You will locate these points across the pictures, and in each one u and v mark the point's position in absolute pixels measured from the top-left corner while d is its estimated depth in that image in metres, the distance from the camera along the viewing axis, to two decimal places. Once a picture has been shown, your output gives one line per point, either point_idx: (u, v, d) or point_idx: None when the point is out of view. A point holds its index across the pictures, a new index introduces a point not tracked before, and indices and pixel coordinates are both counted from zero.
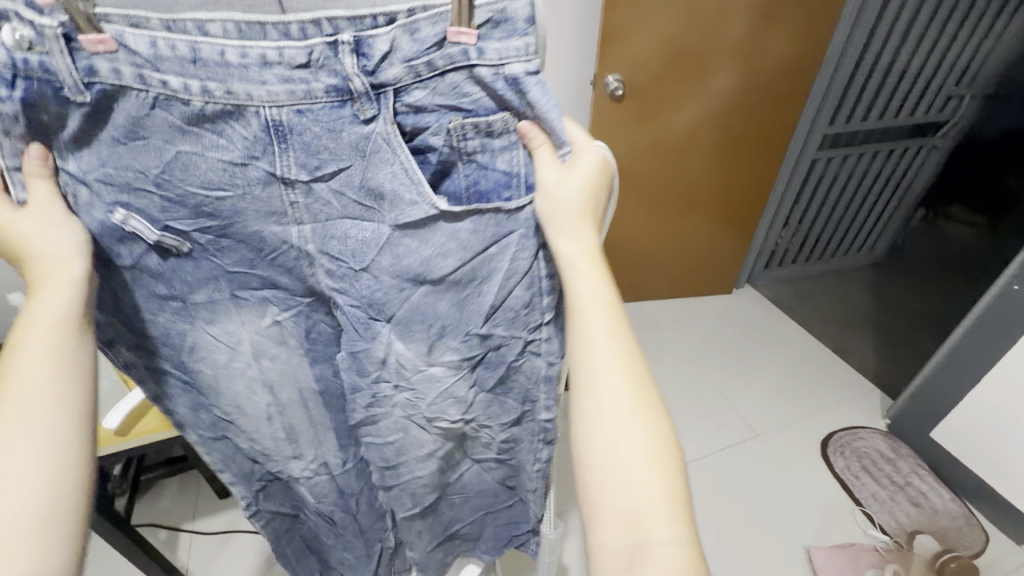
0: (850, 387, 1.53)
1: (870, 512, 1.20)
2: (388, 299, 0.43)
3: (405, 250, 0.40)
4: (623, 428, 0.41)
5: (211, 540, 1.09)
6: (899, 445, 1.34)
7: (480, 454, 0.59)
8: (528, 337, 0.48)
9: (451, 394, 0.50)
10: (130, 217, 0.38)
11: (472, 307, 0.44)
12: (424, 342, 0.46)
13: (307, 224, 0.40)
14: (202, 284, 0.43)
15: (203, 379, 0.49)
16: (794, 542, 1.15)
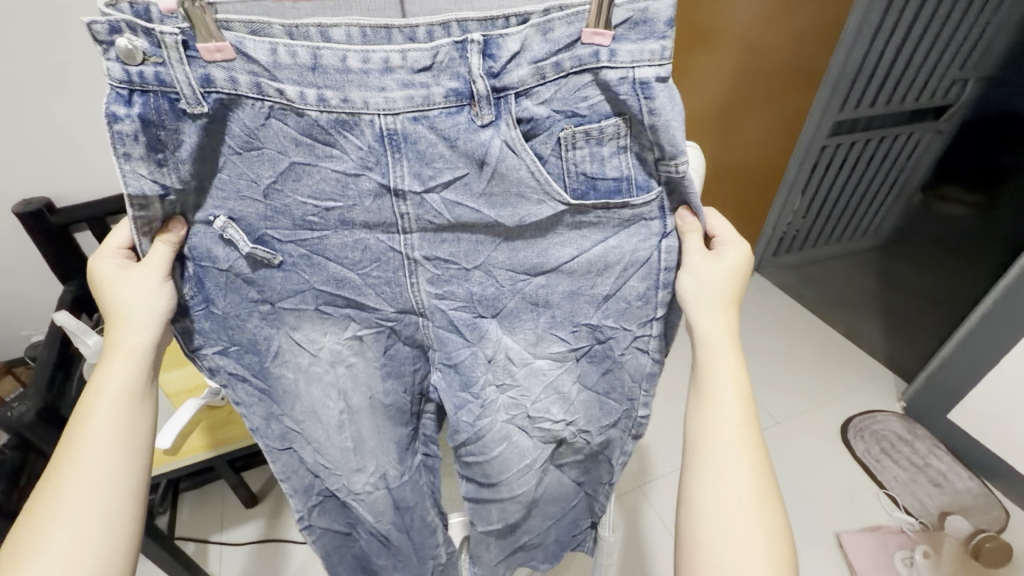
0: (864, 368, 1.56)
1: (893, 494, 1.22)
2: (498, 295, 0.44)
3: (523, 244, 0.41)
4: (734, 475, 0.43)
5: (242, 551, 1.07)
6: (914, 426, 1.36)
7: (549, 447, 0.56)
8: (637, 331, 0.46)
9: (555, 389, 0.49)
10: (229, 224, 0.38)
11: (583, 299, 0.44)
12: (532, 332, 0.46)
13: (415, 233, 0.40)
14: (288, 297, 0.43)
15: (282, 385, 0.47)
16: (823, 528, 1.16)
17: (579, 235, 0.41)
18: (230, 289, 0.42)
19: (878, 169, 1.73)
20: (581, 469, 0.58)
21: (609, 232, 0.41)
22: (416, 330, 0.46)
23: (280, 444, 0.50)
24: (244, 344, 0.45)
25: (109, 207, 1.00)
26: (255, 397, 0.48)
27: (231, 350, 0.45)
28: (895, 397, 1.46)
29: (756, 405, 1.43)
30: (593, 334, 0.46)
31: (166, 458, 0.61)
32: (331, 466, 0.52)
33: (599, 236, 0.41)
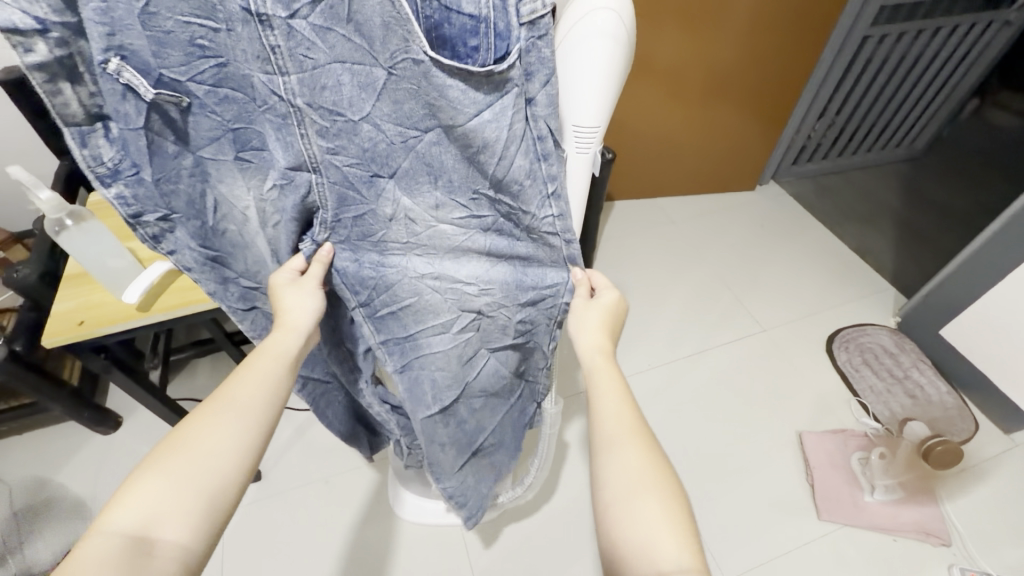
0: (866, 283, 1.51)
1: (865, 402, 1.24)
2: (392, 153, 0.39)
3: (407, 93, 0.36)
4: (625, 450, 0.44)
5: None
6: (904, 340, 1.35)
7: (497, 342, 0.58)
8: (535, 210, 0.43)
9: (463, 246, 0.48)
10: (125, 67, 0.32)
11: (476, 170, 0.40)
12: (432, 196, 0.43)
13: (292, 75, 0.34)
14: (207, 145, 0.39)
15: (229, 241, 0.46)
16: (788, 426, 1.21)
17: (450, 102, 0.35)
18: (154, 152, 0.37)
19: (923, 69, 1.59)
20: (519, 358, 0.61)
21: (491, 93, 0.34)
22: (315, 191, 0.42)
23: (243, 304, 0.52)
24: (185, 211, 0.42)
25: None
26: (199, 263, 0.46)
27: (173, 218, 0.41)
28: (889, 312, 1.43)
29: (741, 310, 1.43)
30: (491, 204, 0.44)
31: (135, 314, 0.65)
32: None
33: (478, 99, 0.34)
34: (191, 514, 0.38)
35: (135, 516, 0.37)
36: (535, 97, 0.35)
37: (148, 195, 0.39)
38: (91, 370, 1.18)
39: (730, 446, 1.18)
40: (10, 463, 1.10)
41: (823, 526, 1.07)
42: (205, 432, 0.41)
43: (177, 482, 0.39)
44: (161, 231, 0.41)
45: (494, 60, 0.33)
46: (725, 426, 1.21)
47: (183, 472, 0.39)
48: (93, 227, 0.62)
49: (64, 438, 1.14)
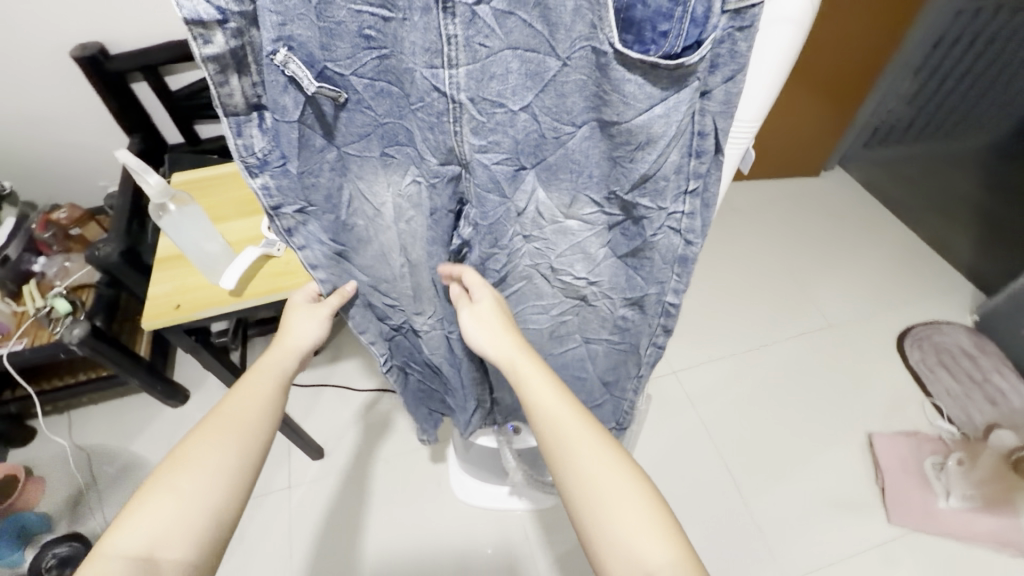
0: (942, 279, 1.43)
1: (939, 404, 1.19)
2: (541, 146, 0.35)
3: (574, 85, 0.32)
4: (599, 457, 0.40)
5: (304, 391, 1.23)
6: (984, 342, 1.28)
7: (593, 334, 0.53)
8: (669, 208, 0.37)
9: (581, 249, 0.43)
10: (292, 59, 0.31)
11: (621, 171, 0.35)
12: (568, 192, 0.38)
13: (462, 66, 0.30)
14: (353, 141, 0.38)
15: (356, 236, 0.45)
16: (856, 425, 1.17)
17: (622, 97, 0.30)
18: (302, 146, 0.36)
19: None
20: (613, 362, 0.56)
21: (666, 90, 0.30)
22: (457, 186, 0.38)
23: (353, 300, 0.50)
24: (321, 205, 0.41)
25: (165, 56, 1.06)
26: (325, 258, 0.45)
27: (309, 212, 0.41)
28: (967, 309, 1.36)
29: (807, 304, 1.38)
30: (628, 208, 0.38)
31: (229, 299, 0.66)
32: (394, 306, 0.53)
33: (654, 94, 0.30)
34: (195, 525, 0.41)
35: (148, 531, 0.40)
36: (712, 92, 0.30)
37: (290, 189, 0.38)
38: (162, 343, 1.21)
39: (793, 444, 1.15)
40: (87, 432, 1.15)
41: (893, 531, 1.03)
42: (206, 441, 0.44)
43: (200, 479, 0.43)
44: (295, 225, 0.41)
45: (683, 51, 0.28)
46: (789, 424, 1.18)
47: (182, 485, 0.42)
48: (192, 211, 0.62)
49: (135, 410, 1.19)
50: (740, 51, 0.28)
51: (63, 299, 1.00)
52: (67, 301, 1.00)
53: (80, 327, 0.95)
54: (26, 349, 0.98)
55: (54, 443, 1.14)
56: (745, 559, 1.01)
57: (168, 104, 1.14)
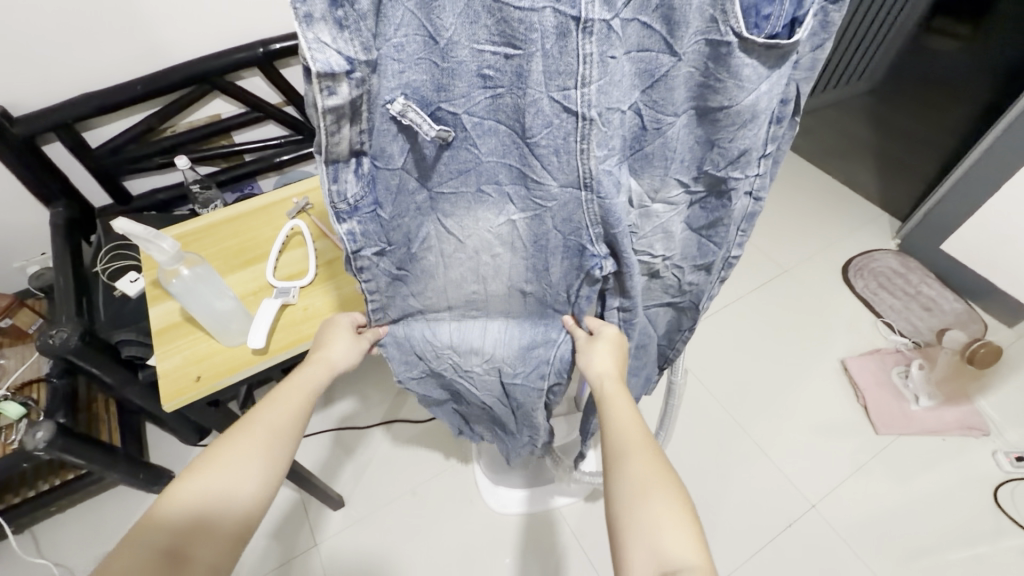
0: (862, 213, 1.61)
1: (889, 322, 1.34)
2: (641, 137, 0.37)
3: (682, 81, 0.34)
4: (631, 456, 0.44)
5: (304, 441, 1.17)
6: (908, 260, 1.45)
7: (654, 299, 0.57)
8: (754, 172, 0.40)
9: (664, 228, 0.45)
10: (410, 107, 0.32)
11: (714, 151, 0.39)
12: (658, 177, 0.41)
13: (594, 83, 0.31)
14: (451, 179, 0.38)
15: (423, 267, 0.46)
16: (829, 356, 1.30)
17: (737, 81, 0.33)
18: (399, 191, 0.38)
19: None
20: (672, 317, 0.61)
21: (773, 67, 0.33)
22: (576, 211, 0.39)
23: (402, 316, 0.52)
24: (398, 243, 0.42)
25: (80, 111, 0.94)
26: (387, 280, 0.46)
27: (384, 253, 0.42)
28: (889, 235, 1.54)
29: (762, 257, 1.50)
30: (716, 184, 0.41)
31: (255, 358, 0.61)
32: (444, 346, 0.56)
33: (763, 72, 0.33)
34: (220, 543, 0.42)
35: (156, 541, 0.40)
36: (800, 61, 0.34)
37: (371, 231, 0.39)
38: (132, 427, 1.09)
39: (783, 384, 1.25)
40: (64, 547, 1.01)
41: (882, 440, 1.16)
42: (237, 448, 0.45)
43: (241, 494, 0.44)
44: (368, 264, 0.42)
45: (783, 29, 0.31)
46: (771, 368, 1.28)
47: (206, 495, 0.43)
48: (204, 271, 0.59)
49: (117, 507, 1.06)
50: (831, 21, 0.33)
51: (14, 401, 0.88)
52: (19, 403, 0.88)
53: (44, 428, 0.83)
54: None
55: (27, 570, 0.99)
56: (766, 500, 1.09)
57: (89, 163, 1.02)
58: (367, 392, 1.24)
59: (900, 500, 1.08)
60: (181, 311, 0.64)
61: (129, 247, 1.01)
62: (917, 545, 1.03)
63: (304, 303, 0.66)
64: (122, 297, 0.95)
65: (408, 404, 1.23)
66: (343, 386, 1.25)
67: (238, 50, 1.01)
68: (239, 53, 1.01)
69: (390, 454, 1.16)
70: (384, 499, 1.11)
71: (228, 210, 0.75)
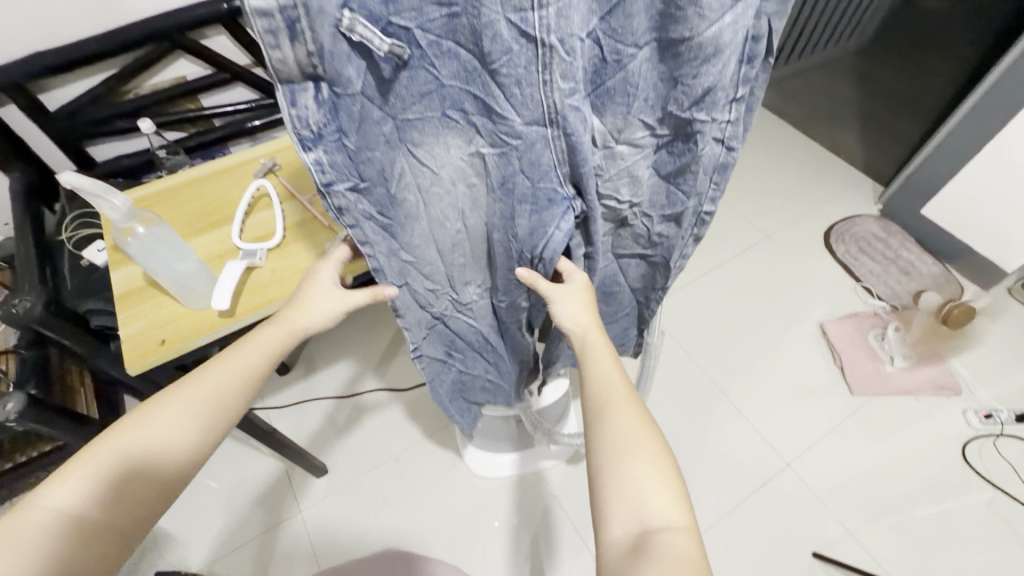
0: (845, 179, 1.60)
1: (868, 286, 1.35)
2: (602, 69, 0.36)
3: (642, 3, 0.33)
4: (614, 411, 0.44)
5: (286, 410, 1.17)
6: (889, 225, 1.46)
7: (625, 249, 0.57)
8: (723, 118, 0.39)
9: (630, 173, 0.45)
10: (358, 23, 0.30)
11: (678, 90, 0.37)
12: (620, 117, 0.40)
13: (551, 6, 0.30)
14: (416, 103, 0.37)
15: (405, 211, 0.45)
16: (808, 319, 1.31)
17: (698, 9, 0.32)
18: (362, 121, 0.36)
19: None
20: (644, 273, 0.61)
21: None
22: (542, 147, 0.38)
23: (399, 279, 0.51)
24: (373, 180, 0.41)
25: (30, 70, 0.89)
26: (375, 233, 0.45)
27: (360, 189, 0.41)
28: (871, 201, 1.54)
29: (745, 223, 1.49)
30: (681, 126, 0.40)
31: (218, 322, 0.60)
32: (434, 296, 0.57)
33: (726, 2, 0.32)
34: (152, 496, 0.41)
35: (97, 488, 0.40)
36: None
37: (344, 166, 0.38)
38: (108, 399, 1.08)
39: (762, 348, 1.27)
40: None
41: (857, 400, 1.19)
42: (185, 405, 0.44)
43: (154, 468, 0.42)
44: (347, 205, 0.41)
45: None
46: (750, 332, 1.29)
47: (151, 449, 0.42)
48: (161, 232, 0.57)
49: None
50: None
51: None
52: None
53: (15, 400, 0.82)
54: None
55: None
56: (744, 458, 1.12)
57: (47, 126, 0.98)
58: (348, 361, 1.23)
59: (872, 458, 1.11)
60: (144, 274, 0.62)
61: (94, 214, 0.98)
62: (886, 500, 1.07)
63: (270, 267, 0.64)
64: (88, 266, 0.93)
65: (390, 373, 1.23)
66: (323, 357, 1.24)
67: (199, 6, 0.97)
68: (202, 9, 0.97)
69: (373, 422, 1.16)
70: (367, 467, 1.11)
71: (193, 171, 0.73)
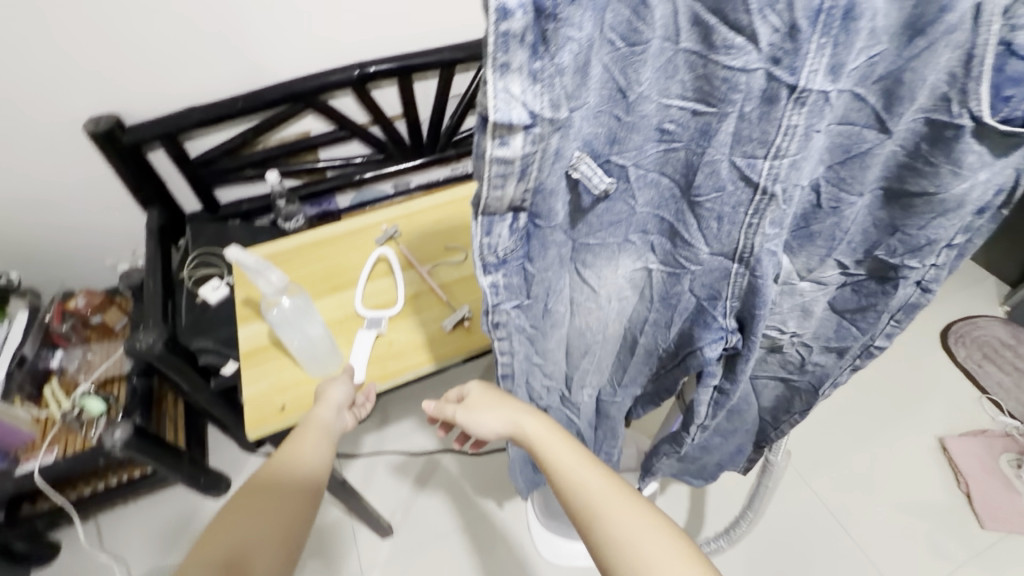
0: (964, 273, 1.46)
1: (997, 400, 1.20)
2: (811, 214, 0.32)
3: (881, 158, 0.29)
4: (613, 508, 0.37)
5: (358, 461, 1.16)
6: (1019, 331, 1.31)
7: (765, 370, 0.52)
8: (934, 263, 0.35)
9: (803, 307, 0.40)
10: (584, 160, 0.27)
11: (891, 235, 0.33)
12: (814, 257, 0.36)
13: (788, 157, 0.26)
14: (599, 231, 0.33)
15: (554, 320, 0.40)
16: (925, 431, 1.17)
17: (954, 169, 0.27)
18: (548, 241, 0.32)
19: None
20: (783, 394, 0.55)
21: (998, 156, 0.27)
22: (720, 281, 0.34)
23: (516, 380, 0.46)
24: (537, 297, 0.36)
25: (182, 124, 0.97)
26: (517, 335, 0.39)
27: (523, 307, 0.36)
28: (997, 300, 1.39)
29: None
30: (880, 269, 0.36)
31: None
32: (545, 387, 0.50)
33: (987, 160, 0.27)
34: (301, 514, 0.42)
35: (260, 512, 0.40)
36: None
37: (515, 289, 0.34)
38: (195, 429, 1.11)
39: (872, 460, 1.13)
40: (123, 541, 1.03)
41: (988, 537, 1.03)
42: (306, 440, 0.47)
43: (262, 514, 0.40)
44: (505, 320, 0.36)
45: None
46: (856, 438, 1.16)
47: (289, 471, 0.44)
48: (303, 302, 0.58)
49: (175, 506, 1.07)
50: None
51: (95, 397, 0.90)
52: (100, 399, 0.91)
53: (122, 428, 0.85)
54: (59, 461, 0.88)
55: (88, 560, 1.01)
56: None
57: (187, 172, 1.06)
58: (421, 415, 1.22)
59: None
60: (269, 333, 0.64)
61: (214, 254, 1.04)
62: None
63: (391, 335, 0.65)
64: (202, 304, 0.97)
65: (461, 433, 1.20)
66: (398, 409, 1.23)
67: (334, 72, 1.03)
68: (335, 75, 1.03)
69: (443, 485, 1.13)
70: (432, 533, 1.07)
71: (316, 232, 0.75)
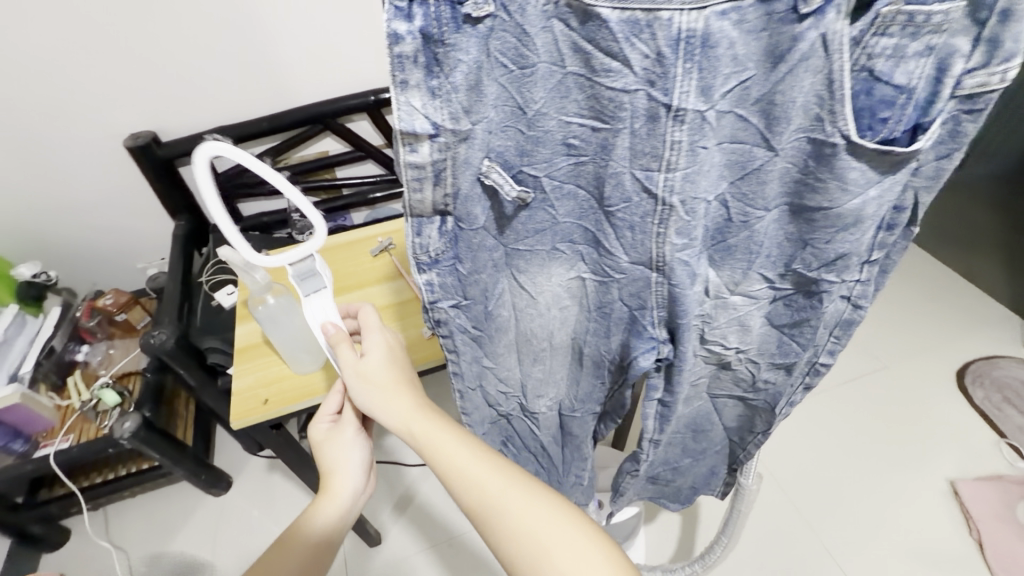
0: (985, 312, 1.41)
1: (1017, 445, 1.14)
2: (725, 228, 0.35)
3: (778, 174, 0.31)
4: (504, 496, 0.41)
5: None
6: None
7: (722, 390, 0.53)
8: (854, 279, 0.36)
9: (740, 321, 0.42)
10: (494, 168, 0.30)
11: (805, 250, 0.35)
12: (738, 270, 0.38)
13: (680, 170, 0.29)
14: (527, 238, 0.36)
15: (499, 324, 0.43)
16: (935, 474, 1.12)
17: (842, 185, 0.29)
18: (476, 246, 0.35)
19: None
20: (744, 412, 0.56)
21: (884, 173, 0.29)
22: (644, 290, 0.36)
23: (471, 382, 0.49)
24: (474, 298, 0.39)
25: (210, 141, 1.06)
26: (460, 334, 0.43)
27: (462, 307, 0.40)
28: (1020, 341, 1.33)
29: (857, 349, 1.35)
30: (805, 284, 0.37)
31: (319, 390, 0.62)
32: (502, 394, 0.52)
33: (873, 178, 0.29)
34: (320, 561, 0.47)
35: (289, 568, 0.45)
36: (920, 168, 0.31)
37: (449, 288, 0.38)
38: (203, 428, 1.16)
39: (877, 502, 1.09)
40: (127, 531, 1.08)
41: None
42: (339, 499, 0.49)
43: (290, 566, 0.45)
44: (445, 318, 0.40)
45: (902, 134, 0.28)
46: (860, 477, 1.12)
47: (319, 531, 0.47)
48: (287, 302, 0.63)
49: (178, 501, 1.12)
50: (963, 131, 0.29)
51: (111, 389, 0.97)
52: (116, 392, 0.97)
53: (131, 419, 0.91)
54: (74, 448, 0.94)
55: (93, 547, 1.06)
56: None
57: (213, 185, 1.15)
58: None
59: None
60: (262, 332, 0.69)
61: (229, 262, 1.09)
62: None
63: None
64: (218, 306, 1.02)
65: None
66: None
67: (351, 97, 1.10)
68: (352, 101, 1.10)
69: None
70: None
71: None
